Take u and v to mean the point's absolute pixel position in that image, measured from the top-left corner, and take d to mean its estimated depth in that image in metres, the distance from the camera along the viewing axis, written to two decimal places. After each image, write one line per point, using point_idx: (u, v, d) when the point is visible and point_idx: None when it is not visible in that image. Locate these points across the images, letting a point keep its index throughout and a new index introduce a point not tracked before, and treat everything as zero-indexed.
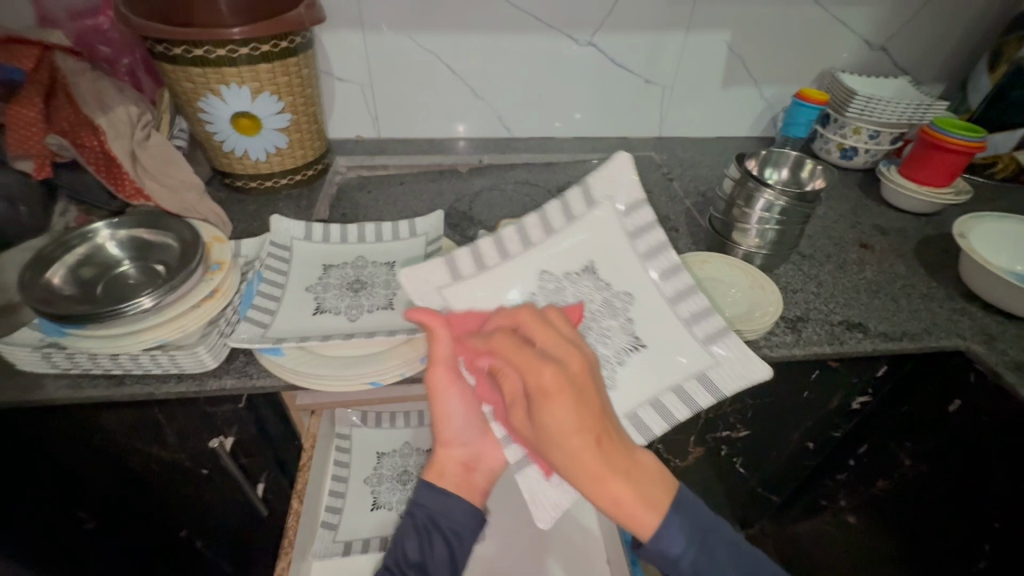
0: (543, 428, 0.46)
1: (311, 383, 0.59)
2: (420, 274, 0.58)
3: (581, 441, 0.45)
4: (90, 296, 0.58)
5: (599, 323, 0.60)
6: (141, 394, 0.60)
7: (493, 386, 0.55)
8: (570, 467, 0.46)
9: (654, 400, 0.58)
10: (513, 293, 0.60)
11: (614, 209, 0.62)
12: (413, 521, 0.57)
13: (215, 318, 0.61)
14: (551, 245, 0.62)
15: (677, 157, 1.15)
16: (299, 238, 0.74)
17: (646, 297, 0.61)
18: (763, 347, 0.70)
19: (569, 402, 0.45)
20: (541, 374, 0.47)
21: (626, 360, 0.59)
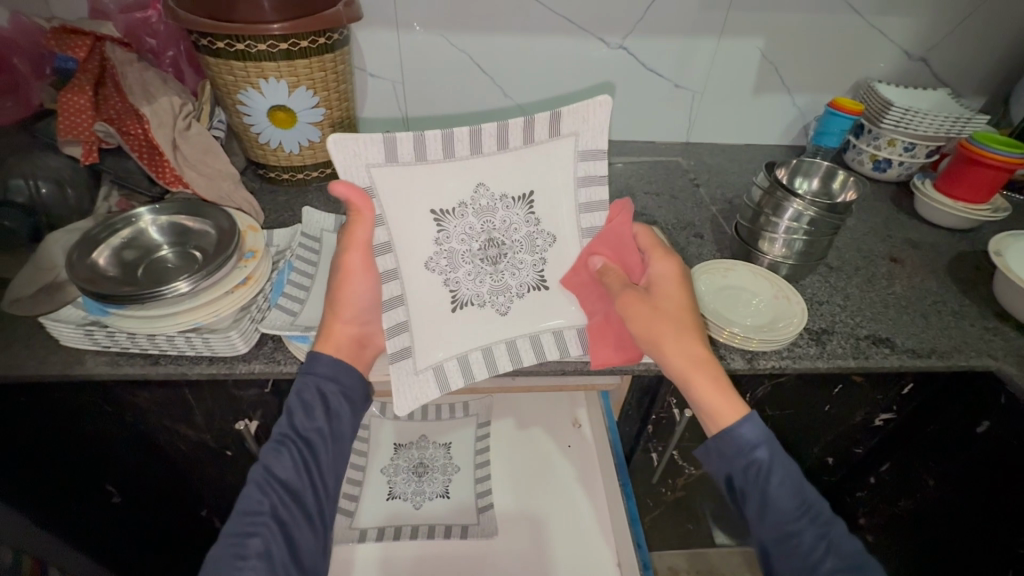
0: (666, 317, 0.59)
1: None
2: (358, 150, 0.58)
3: (685, 348, 0.57)
4: (131, 278, 0.60)
5: (514, 252, 0.65)
6: (174, 374, 0.62)
7: (393, 279, 0.61)
8: (673, 349, 0.57)
9: (533, 336, 0.65)
10: (444, 197, 0.62)
11: (575, 147, 0.64)
12: (300, 396, 0.56)
13: (247, 304, 0.63)
14: (500, 160, 0.62)
15: (704, 163, 1.14)
16: (329, 230, 0.76)
17: (567, 240, 0.66)
18: (786, 358, 0.70)
19: (677, 323, 0.58)
20: (677, 297, 0.61)
21: (524, 295, 0.65)
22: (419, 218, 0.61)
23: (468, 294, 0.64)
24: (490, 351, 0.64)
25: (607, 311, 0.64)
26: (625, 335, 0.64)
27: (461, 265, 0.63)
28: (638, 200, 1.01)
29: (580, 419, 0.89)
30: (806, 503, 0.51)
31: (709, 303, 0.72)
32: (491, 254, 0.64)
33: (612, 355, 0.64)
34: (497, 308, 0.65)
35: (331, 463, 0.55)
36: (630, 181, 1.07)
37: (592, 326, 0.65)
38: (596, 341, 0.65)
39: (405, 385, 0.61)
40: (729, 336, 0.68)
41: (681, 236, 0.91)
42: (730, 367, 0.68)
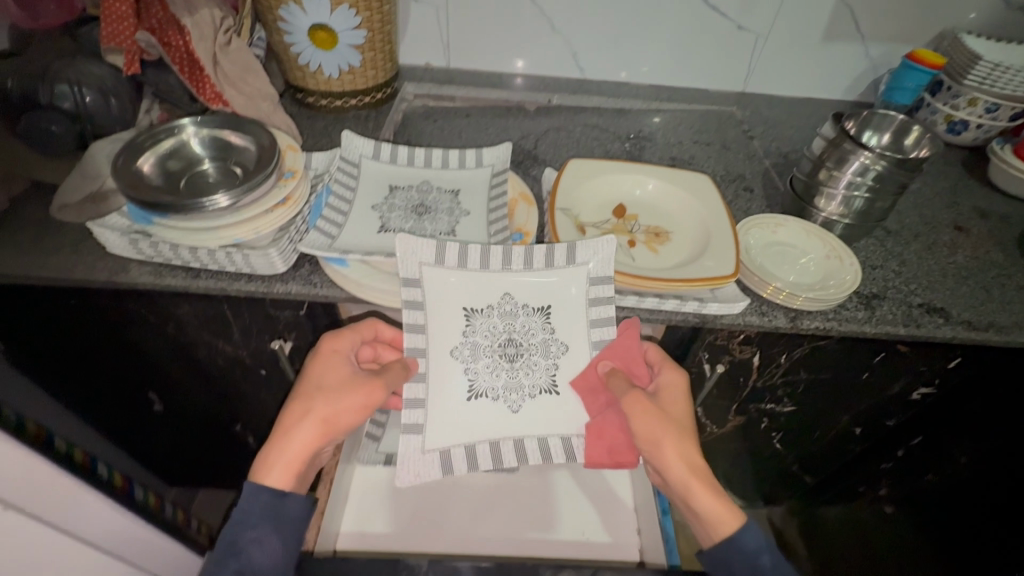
0: (669, 422, 0.57)
1: (373, 296, 0.60)
2: (413, 244, 0.59)
3: (688, 458, 0.56)
4: (174, 189, 0.60)
5: (530, 355, 0.63)
6: (215, 289, 0.63)
7: (420, 380, 0.61)
8: (674, 456, 0.55)
9: (542, 438, 0.62)
10: (476, 296, 0.62)
11: (588, 276, 0.61)
12: (257, 530, 0.51)
13: (286, 225, 0.63)
14: (523, 276, 0.62)
15: (759, 115, 1.07)
16: (368, 156, 0.74)
17: (577, 353, 0.63)
18: (832, 321, 0.67)
19: (677, 433, 0.56)
20: (684, 405, 0.60)
21: (536, 396, 0.63)
22: (449, 312, 0.61)
23: (484, 387, 0.62)
24: (498, 446, 0.62)
25: (606, 415, 0.61)
26: (620, 442, 0.61)
27: (482, 358, 0.62)
28: (686, 150, 0.97)
29: None
30: None
31: (755, 258, 0.69)
32: (510, 353, 0.63)
33: (604, 460, 0.61)
34: (510, 405, 0.63)
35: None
36: (679, 129, 1.02)
37: (590, 428, 0.62)
38: (591, 438, 0.61)
39: (410, 460, 0.60)
40: (774, 292, 0.65)
41: (729, 188, 0.86)
42: (772, 325, 0.65)
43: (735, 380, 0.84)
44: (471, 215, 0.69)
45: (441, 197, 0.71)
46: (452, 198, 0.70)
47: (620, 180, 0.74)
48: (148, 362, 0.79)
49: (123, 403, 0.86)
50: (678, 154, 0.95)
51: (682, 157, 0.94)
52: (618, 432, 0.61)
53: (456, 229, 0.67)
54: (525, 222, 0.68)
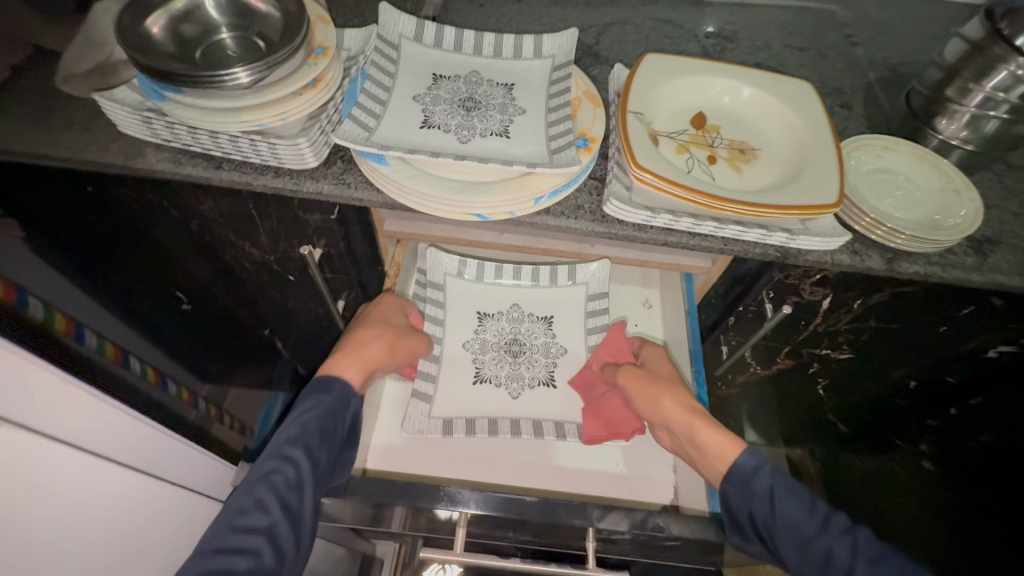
0: (660, 380, 0.65)
1: (415, 202, 0.53)
2: (441, 259, 0.78)
3: (686, 402, 0.62)
4: (190, 59, 0.51)
5: (531, 353, 0.75)
6: (238, 183, 0.56)
7: (435, 361, 0.73)
8: (670, 401, 0.62)
9: (535, 420, 0.70)
10: (489, 303, 0.78)
11: (586, 294, 0.77)
12: (325, 403, 0.56)
13: (316, 113, 0.55)
14: (531, 291, 0.78)
15: (867, 17, 0.90)
16: (408, 37, 0.63)
17: (574, 353, 0.75)
18: (934, 266, 0.58)
19: (671, 387, 0.64)
20: (668, 366, 0.69)
21: (535, 388, 0.73)
22: (467, 316, 0.77)
23: (489, 373, 0.73)
24: (496, 421, 0.70)
25: (604, 399, 0.70)
26: (619, 419, 0.69)
27: (489, 350, 0.75)
28: (775, 54, 0.82)
29: (652, 299, 0.84)
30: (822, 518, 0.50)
31: (854, 186, 0.60)
32: (515, 351, 0.75)
33: (602, 433, 0.68)
34: (511, 392, 0.72)
35: (303, 503, 0.51)
36: (768, 29, 0.86)
37: (588, 412, 0.70)
38: (587, 420, 0.69)
39: (414, 415, 0.69)
40: (870, 224, 0.57)
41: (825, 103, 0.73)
42: (864, 267, 0.57)
43: (796, 324, 0.77)
44: (527, 113, 0.59)
45: (493, 91, 0.61)
46: (506, 92, 0.60)
47: (704, 83, 0.63)
48: None
49: None
50: (765, 59, 0.81)
51: (769, 63, 0.80)
52: (617, 411, 0.69)
53: (510, 129, 0.57)
54: (590, 125, 0.58)
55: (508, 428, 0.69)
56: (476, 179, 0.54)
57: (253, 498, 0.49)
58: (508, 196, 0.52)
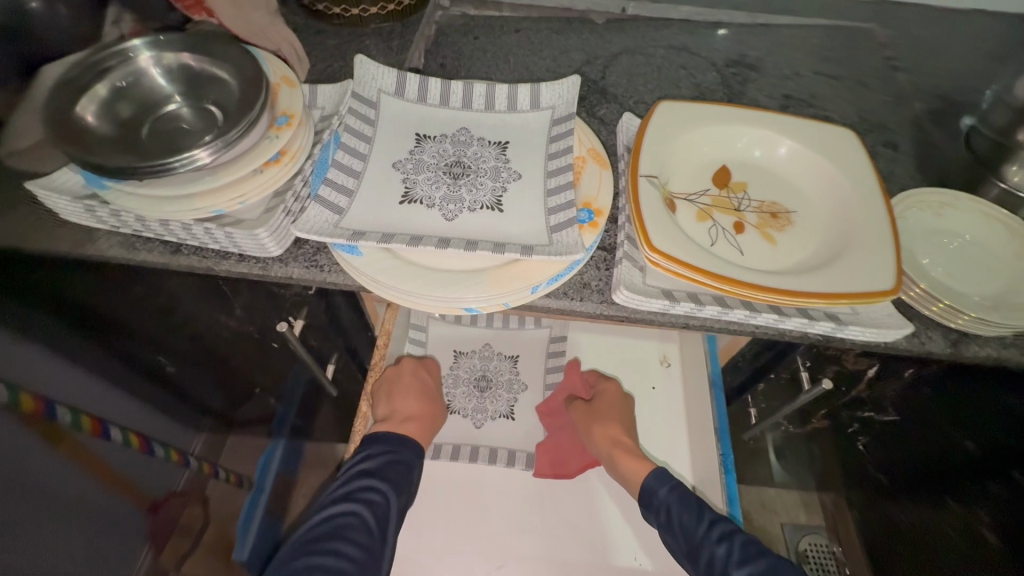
0: (594, 416, 0.65)
1: (394, 296, 0.45)
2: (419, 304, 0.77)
3: (610, 436, 0.63)
4: (131, 142, 0.45)
5: (498, 387, 0.75)
6: (199, 269, 0.50)
7: None
8: (597, 436, 0.63)
9: (492, 448, 0.70)
10: (465, 342, 0.78)
11: (549, 335, 0.78)
12: (403, 454, 0.59)
13: (282, 189, 0.49)
14: (506, 333, 0.79)
15: (906, 34, 0.81)
16: (389, 93, 0.56)
17: (532, 393, 0.75)
18: (1010, 348, 0.48)
19: (600, 423, 0.64)
20: (617, 403, 0.66)
21: (496, 419, 0.73)
22: (444, 354, 0.77)
23: (460, 405, 0.74)
24: (458, 448, 0.70)
25: (559, 434, 0.70)
26: (565, 455, 0.69)
27: (460, 385, 0.75)
28: (804, 83, 0.73)
29: (669, 357, 0.76)
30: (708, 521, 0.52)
31: (912, 254, 0.51)
32: (483, 386, 0.75)
33: (548, 470, 0.68)
34: (474, 421, 0.72)
35: (385, 536, 0.53)
36: (796, 53, 0.77)
37: (542, 445, 0.70)
38: (540, 454, 0.69)
39: None
40: (934, 304, 0.48)
41: (866, 142, 0.64)
42: (923, 351, 0.48)
43: None
44: (522, 178, 0.51)
45: (484, 153, 0.53)
46: (498, 154, 0.53)
47: (727, 133, 0.54)
48: None
49: None
50: (793, 89, 0.72)
51: (799, 94, 0.72)
52: (569, 447, 0.69)
53: (503, 200, 0.49)
54: (595, 192, 0.50)
55: (469, 455, 0.69)
56: (464, 266, 0.46)
57: (343, 519, 0.52)
58: (499, 286, 0.45)
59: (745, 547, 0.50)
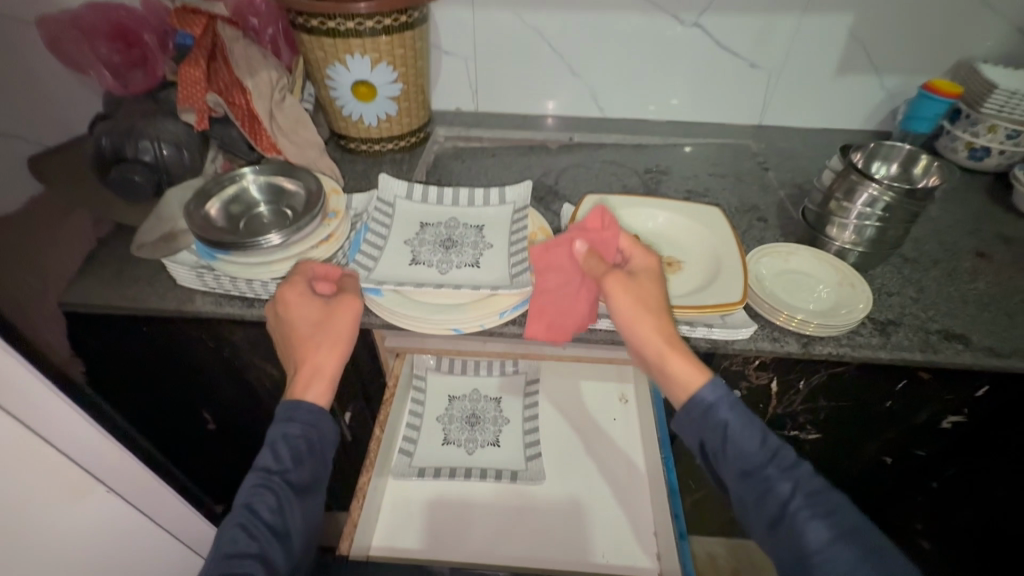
0: (641, 302, 0.58)
1: (405, 323, 0.66)
2: (420, 360, 0.95)
3: (658, 334, 0.57)
4: (235, 229, 0.69)
5: (486, 420, 0.92)
6: (266, 317, 0.71)
7: (413, 427, 0.89)
8: (648, 331, 0.57)
9: (483, 468, 0.86)
10: (458, 386, 0.95)
11: (524, 380, 0.96)
12: (297, 418, 0.58)
13: (330, 259, 0.71)
14: (490, 379, 0.97)
15: (775, 146, 1.12)
16: (401, 197, 0.81)
17: (513, 424, 0.91)
18: (844, 346, 0.68)
19: (646, 318, 0.58)
20: (658, 284, 0.60)
21: (485, 447, 0.89)
22: (439, 396, 0.94)
23: (455, 437, 0.90)
24: (454, 469, 0.85)
25: (568, 287, 0.64)
26: (564, 317, 0.63)
27: (454, 420, 0.91)
28: (701, 182, 1.01)
29: (626, 394, 0.94)
30: (808, 489, 0.50)
31: (767, 286, 0.72)
32: (472, 421, 0.92)
33: (540, 331, 0.64)
34: (467, 448, 0.88)
35: (292, 521, 0.55)
36: (695, 162, 1.07)
37: (536, 305, 0.64)
38: (531, 317, 0.64)
39: (399, 463, 0.85)
40: (785, 318, 0.68)
41: (744, 219, 0.90)
42: (783, 350, 0.67)
43: (754, 407, 0.86)
44: (494, 247, 0.74)
45: (467, 232, 0.77)
46: (477, 232, 0.77)
47: (635, 214, 0.79)
48: (206, 384, 0.88)
49: (184, 420, 0.93)
50: (693, 186, 1.00)
51: (697, 189, 0.99)
52: (567, 317, 0.63)
53: (480, 260, 0.72)
54: None
55: (463, 474, 0.85)
56: (453, 303, 0.68)
57: (240, 523, 0.52)
58: (477, 312, 0.66)
59: (808, 478, 0.51)
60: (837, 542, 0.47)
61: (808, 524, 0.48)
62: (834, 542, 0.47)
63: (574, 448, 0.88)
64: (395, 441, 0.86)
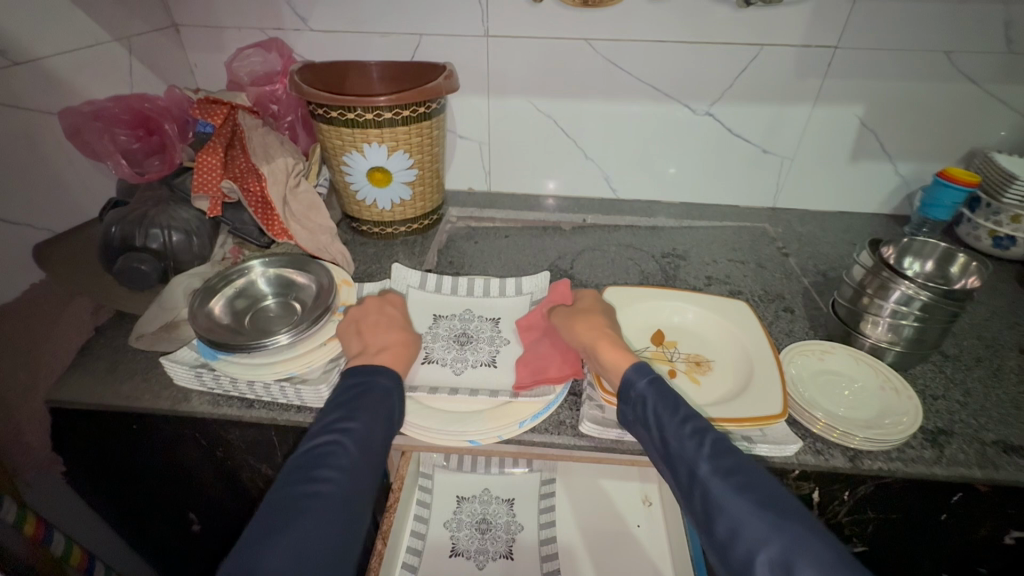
0: (575, 316, 0.67)
1: (415, 433, 0.60)
2: (428, 456, 0.89)
3: (591, 331, 0.64)
4: (241, 328, 0.67)
5: (498, 527, 0.84)
6: (266, 419, 0.66)
7: (418, 536, 0.81)
8: (581, 331, 0.64)
9: None
10: (468, 486, 0.89)
11: (540, 479, 0.90)
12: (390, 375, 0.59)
13: (336, 357, 0.67)
14: (503, 477, 0.90)
15: (793, 230, 1.10)
16: (414, 286, 0.79)
17: (528, 531, 0.84)
18: (895, 460, 0.62)
19: (582, 322, 0.65)
20: (597, 304, 0.70)
21: (497, 560, 0.81)
22: (448, 498, 0.87)
23: (465, 547, 0.81)
24: None
25: (541, 341, 0.69)
26: (545, 363, 0.65)
27: (463, 527, 0.83)
28: (721, 267, 0.98)
29: (650, 496, 0.86)
30: (750, 487, 0.47)
31: (802, 389, 0.67)
32: (484, 529, 0.84)
33: (528, 378, 0.64)
34: (476, 563, 0.80)
35: (373, 456, 0.52)
36: (713, 246, 1.05)
37: (521, 361, 0.67)
38: (518, 369, 0.66)
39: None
40: (825, 428, 0.63)
41: (769, 309, 0.86)
42: (830, 465, 0.61)
43: None
44: (510, 342, 0.72)
45: (482, 326, 0.75)
46: (492, 326, 0.74)
47: (657, 308, 0.76)
48: (191, 486, 0.79)
49: (166, 525, 0.84)
50: (713, 272, 0.97)
51: (717, 275, 0.96)
52: (546, 359, 0.66)
53: (496, 358, 0.70)
54: None
55: None
56: (469, 410, 0.63)
57: (329, 439, 0.51)
58: (496, 422, 0.60)
59: (717, 443, 0.51)
60: (736, 496, 0.46)
61: (711, 483, 0.48)
62: (734, 496, 0.46)
63: (596, 562, 0.79)
64: (398, 552, 0.78)
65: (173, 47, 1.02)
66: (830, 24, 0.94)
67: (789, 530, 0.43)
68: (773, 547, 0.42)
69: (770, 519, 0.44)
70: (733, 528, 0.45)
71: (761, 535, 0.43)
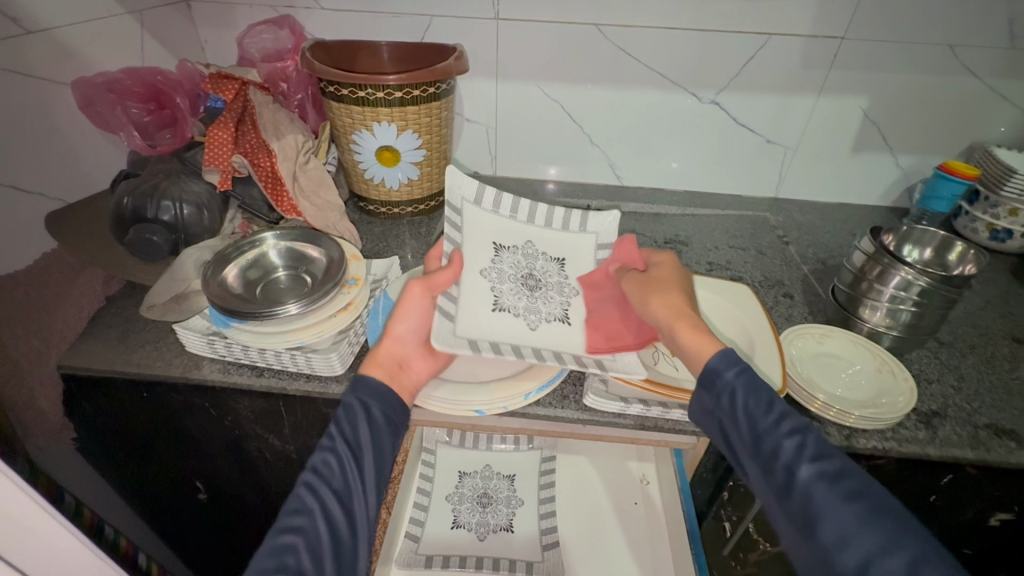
0: (650, 289, 0.64)
1: (424, 402, 0.62)
2: (431, 432, 0.91)
3: (670, 311, 0.61)
4: (253, 296, 0.68)
5: (499, 500, 0.87)
6: (275, 387, 0.67)
7: (422, 508, 0.83)
8: (659, 309, 0.62)
9: (496, 558, 0.80)
10: (469, 461, 0.91)
11: (540, 456, 0.92)
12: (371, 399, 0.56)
13: (346, 329, 0.69)
14: (504, 454, 0.93)
15: (793, 220, 1.12)
16: (470, 200, 0.75)
17: (529, 504, 0.86)
18: (889, 440, 0.64)
19: (655, 299, 0.63)
20: (672, 273, 0.67)
21: (498, 532, 0.84)
22: (449, 473, 0.89)
23: (466, 520, 0.84)
24: (465, 558, 0.80)
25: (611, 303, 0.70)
26: (615, 328, 0.68)
27: (464, 501, 0.86)
28: (721, 254, 1.00)
29: (648, 475, 0.87)
30: (859, 497, 0.43)
31: (800, 369, 0.69)
32: (484, 502, 0.87)
33: (602, 344, 0.66)
34: (477, 534, 0.83)
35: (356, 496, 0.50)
36: (714, 233, 1.06)
37: (589, 319, 0.70)
38: (588, 329, 0.69)
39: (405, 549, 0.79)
40: (822, 407, 0.65)
41: (769, 294, 0.88)
42: None
43: None
44: (580, 293, 0.73)
45: (548, 267, 0.75)
46: (560, 270, 0.74)
47: None
48: (196, 457, 0.80)
49: (171, 495, 0.85)
50: (714, 258, 0.98)
51: (718, 261, 0.97)
52: (615, 324, 0.68)
53: (568, 313, 0.71)
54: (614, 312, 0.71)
55: (475, 563, 0.79)
56: (477, 381, 0.65)
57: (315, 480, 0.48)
58: (502, 393, 0.62)
59: (818, 444, 0.47)
60: (844, 504, 0.43)
61: (815, 488, 0.45)
62: (843, 504, 0.43)
63: (593, 535, 0.82)
64: (402, 522, 0.81)
65: (184, 22, 1.02)
66: (839, 15, 0.95)
67: (911, 545, 0.40)
68: (895, 558, 0.40)
69: (886, 530, 0.41)
70: (842, 536, 0.42)
71: (874, 547, 0.41)
